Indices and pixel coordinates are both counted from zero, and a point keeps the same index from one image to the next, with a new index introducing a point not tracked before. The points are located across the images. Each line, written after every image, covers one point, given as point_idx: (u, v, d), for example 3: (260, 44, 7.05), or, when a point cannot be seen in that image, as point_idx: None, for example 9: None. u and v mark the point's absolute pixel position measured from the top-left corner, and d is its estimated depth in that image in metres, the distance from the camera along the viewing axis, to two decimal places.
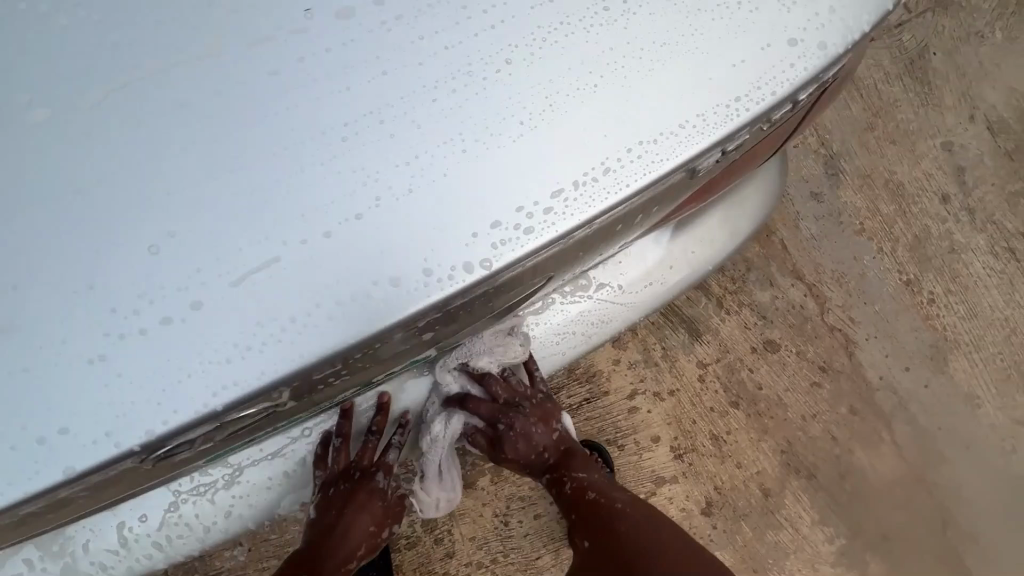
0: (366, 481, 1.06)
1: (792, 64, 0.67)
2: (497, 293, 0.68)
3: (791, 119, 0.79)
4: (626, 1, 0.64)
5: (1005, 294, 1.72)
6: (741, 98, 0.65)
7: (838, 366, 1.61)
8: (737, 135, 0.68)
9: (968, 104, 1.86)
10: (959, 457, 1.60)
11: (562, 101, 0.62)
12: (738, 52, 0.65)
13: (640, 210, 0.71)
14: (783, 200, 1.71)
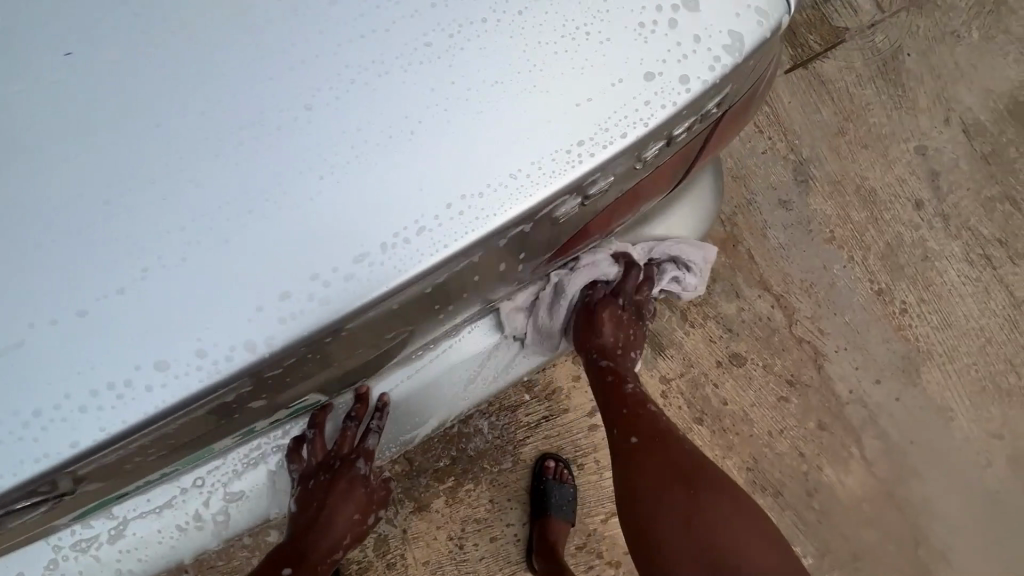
0: (347, 471, 1.03)
1: (641, 103, 0.59)
2: (319, 357, 0.64)
3: (671, 156, 0.70)
4: (451, 39, 0.58)
5: (980, 303, 1.68)
6: (572, 146, 0.58)
7: (806, 379, 1.57)
8: (598, 176, 0.61)
9: (943, 107, 1.81)
10: (931, 472, 1.56)
11: (368, 154, 0.56)
12: (573, 93, 0.57)
13: (500, 255, 0.65)
14: (750, 209, 1.67)
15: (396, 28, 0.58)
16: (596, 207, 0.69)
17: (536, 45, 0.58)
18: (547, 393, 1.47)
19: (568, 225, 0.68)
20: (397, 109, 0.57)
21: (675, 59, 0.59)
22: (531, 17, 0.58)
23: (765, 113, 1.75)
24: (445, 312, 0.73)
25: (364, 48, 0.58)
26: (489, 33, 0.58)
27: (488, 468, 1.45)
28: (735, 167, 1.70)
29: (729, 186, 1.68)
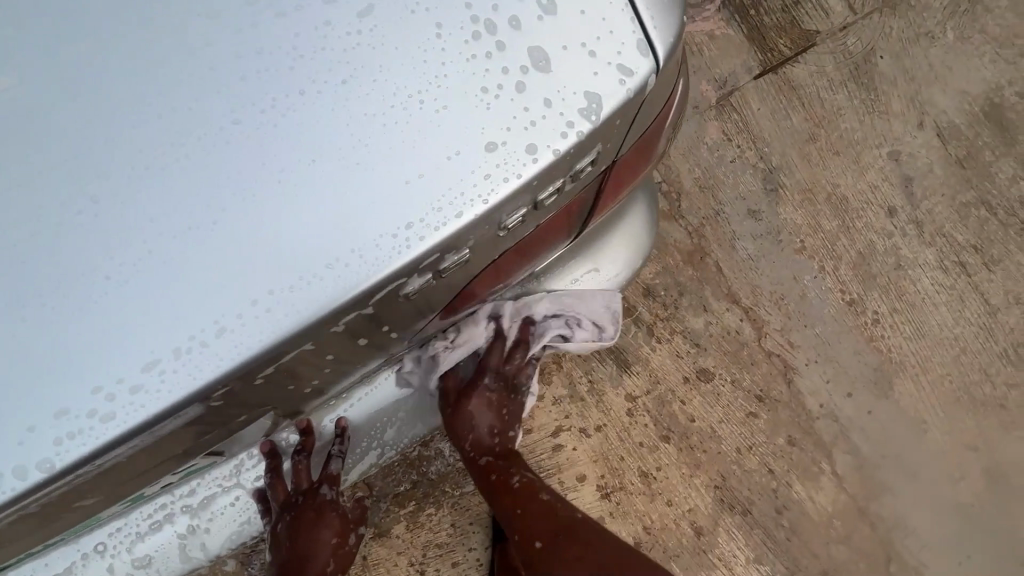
0: (314, 498, 1.04)
1: (485, 178, 0.50)
2: (150, 452, 0.59)
3: (551, 218, 0.62)
4: (267, 107, 0.49)
5: (954, 311, 1.64)
6: (401, 230, 0.50)
7: (775, 395, 1.54)
8: (448, 250, 0.53)
9: (917, 110, 1.76)
10: (903, 486, 1.53)
11: (171, 246, 0.49)
12: (405, 168, 0.49)
13: (353, 332, 0.58)
14: (719, 219, 1.62)
15: (206, 90, 0.50)
16: (470, 273, 0.61)
17: (363, 107, 0.49)
18: None
19: (435, 295, 0.60)
20: (208, 186, 0.49)
21: (531, 117, 0.50)
22: (358, 71, 0.49)
23: (733, 120, 1.69)
24: (318, 381, 0.66)
25: (171, 115, 0.50)
26: (309, 93, 0.49)
27: (450, 491, 1.41)
28: (702, 177, 1.64)
29: (696, 197, 1.63)
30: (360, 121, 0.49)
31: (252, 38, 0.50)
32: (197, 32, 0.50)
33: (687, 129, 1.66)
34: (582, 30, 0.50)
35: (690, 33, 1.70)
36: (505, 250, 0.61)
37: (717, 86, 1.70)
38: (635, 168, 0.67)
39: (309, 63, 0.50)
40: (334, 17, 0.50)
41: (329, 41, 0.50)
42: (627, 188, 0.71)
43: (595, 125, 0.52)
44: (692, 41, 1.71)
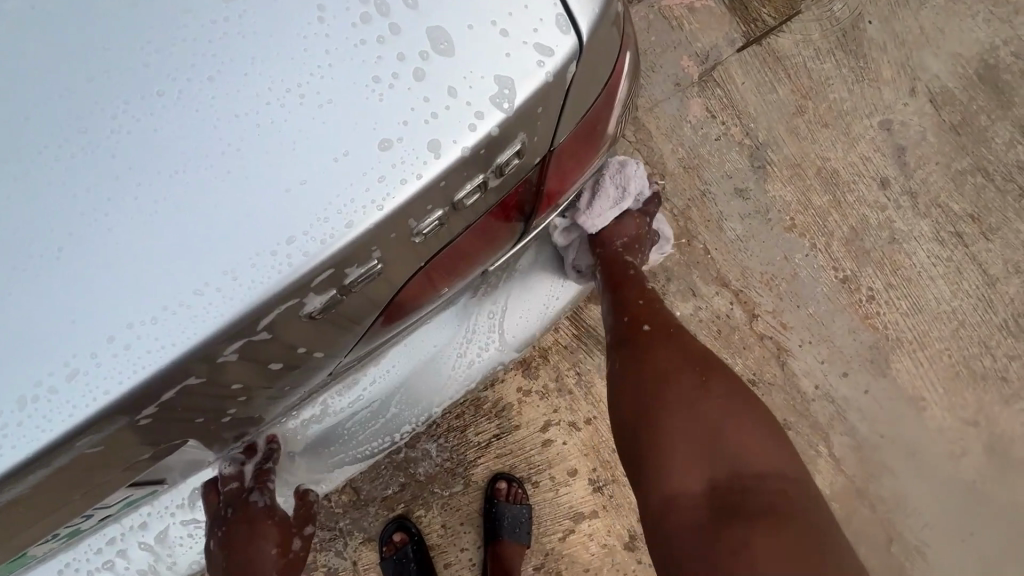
0: (247, 511, 0.98)
1: (383, 177, 0.46)
2: (42, 501, 0.52)
3: (479, 218, 0.57)
4: (124, 109, 0.44)
5: (951, 285, 1.59)
6: (294, 240, 0.45)
7: (769, 378, 1.50)
8: (348, 263, 0.48)
9: (908, 76, 1.69)
10: (904, 465, 1.50)
11: (22, 269, 0.44)
12: (293, 170, 0.45)
13: (261, 357, 0.53)
14: (705, 199, 1.57)
15: (48, 96, 0.44)
16: (391, 285, 0.57)
17: (236, 108, 0.45)
18: (497, 411, 1.42)
19: (352, 311, 0.55)
20: (57, 205, 0.44)
21: (432, 109, 0.46)
22: (229, 68, 0.45)
23: (717, 97, 1.62)
24: (239, 409, 0.62)
25: (11, 123, 0.44)
26: (169, 94, 0.44)
27: (438, 492, 1.40)
28: (687, 157, 1.58)
29: (681, 178, 1.57)
30: (232, 124, 0.45)
31: (100, 34, 0.45)
32: (34, 29, 0.45)
33: (669, 108, 1.60)
34: (485, 10, 0.46)
35: (669, 6, 1.62)
36: (428, 259, 0.57)
37: (700, 60, 1.62)
38: (579, 155, 0.63)
39: (171, 62, 0.45)
40: (196, 5, 0.45)
41: (193, 35, 0.45)
42: (574, 181, 0.68)
43: (509, 114, 0.48)
44: (672, 14, 1.62)
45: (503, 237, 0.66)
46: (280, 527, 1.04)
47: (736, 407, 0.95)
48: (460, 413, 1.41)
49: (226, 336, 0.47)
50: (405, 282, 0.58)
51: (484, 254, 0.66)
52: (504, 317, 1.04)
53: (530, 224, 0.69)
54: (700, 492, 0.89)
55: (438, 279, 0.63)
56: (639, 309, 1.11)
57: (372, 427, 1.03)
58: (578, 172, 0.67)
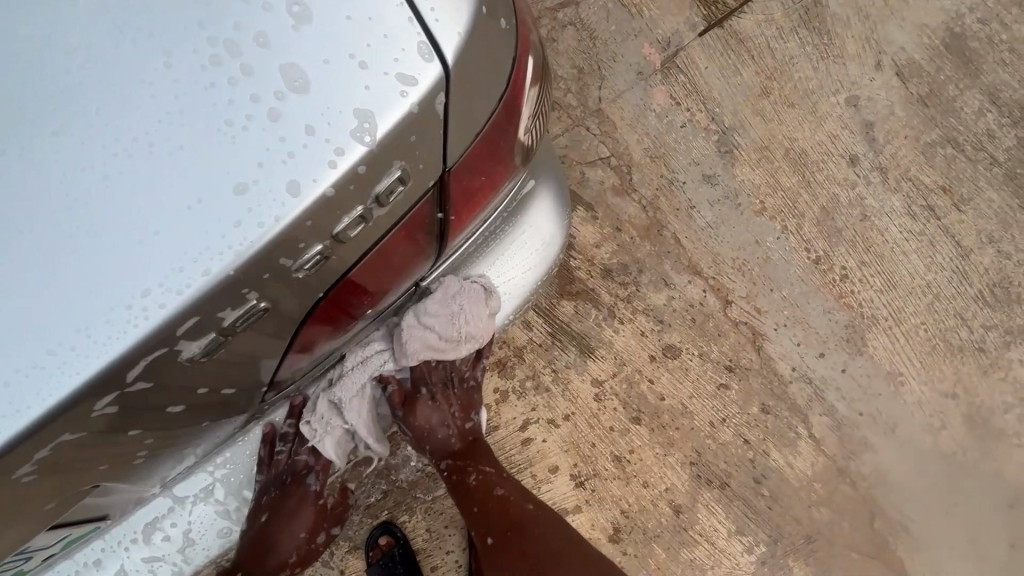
0: (298, 487, 1.09)
1: (254, 214, 0.49)
2: None
3: (378, 243, 0.61)
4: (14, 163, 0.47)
5: (925, 258, 1.59)
6: (172, 278, 0.49)
7: (746, 363, 1.50)
8: (225, 302, 0.52)
9: (873, 50, 1.67)
10: (884, 441, 1.51)
11: None
12: (168, 211, 0.48)
13: (155, 395, 0.57)
14: (673, 187, 1.56)
15: None
16: (288, 316, 0.60)
17: (98, 161, 0.47)
18: None
19: (260, 333, 0.59)
20: None
21: (296, 145, 0.49)
22: (89, 123, 0.48)
23: (680, 83, 1.60)
24: (155, 439, 0.65)
25: None
26: (50, 144, 0.48)
27: (421, 497, 1.41)
28: (653, 146, 1.57)
29: (648, 168, 1.56)
30: (107, 168, 0.48)
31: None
32: None
33: (633, 98, 1.58)
34: (340, 46, 0.50)
35: None
36: (333, 285, 0.61)
37: (661, 47, 1.60)
38: (480, 170, 0.66)
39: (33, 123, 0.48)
40: (73, 59, 0.48)
41: (54, 92, 0.48)
42: (481, 197, 0.72)
43: (373, 144, 0.51)
44: (630, 2, 1.60)
45: (413, 258, 0.69)
46: (315, 517, 1.13)
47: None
48: None
49: (118, 370, 0.50)
50: (311, 307, 0.61)
51: (395, 276, 0.70)
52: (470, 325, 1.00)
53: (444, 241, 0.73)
54: None
55: (349, 304, 0.67)
56: (481, 517, 1.18)
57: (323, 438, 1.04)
58: (487, 186, 0.71)
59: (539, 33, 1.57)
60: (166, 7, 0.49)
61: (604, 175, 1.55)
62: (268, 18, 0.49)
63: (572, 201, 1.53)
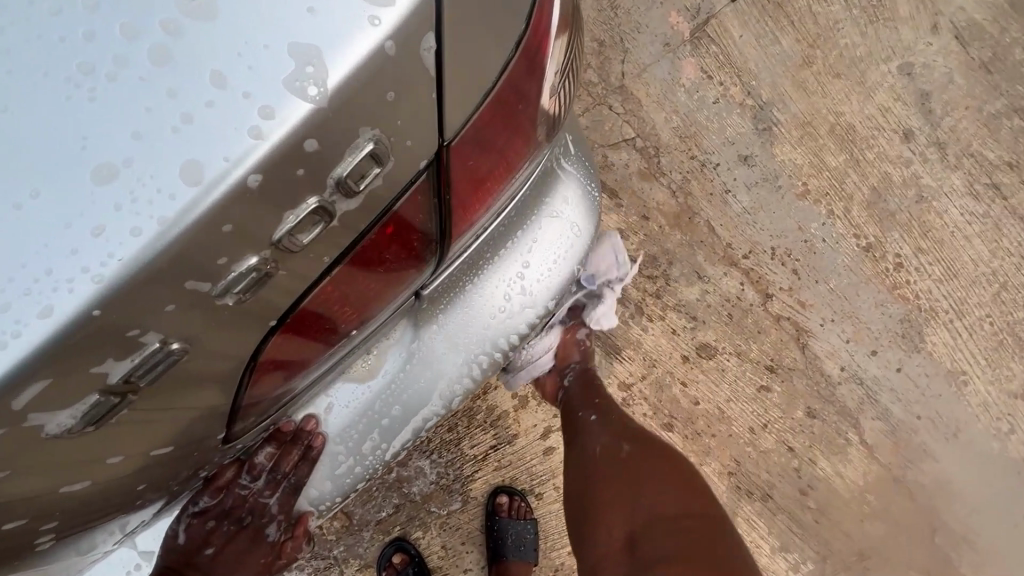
0: (254, 528, 0.92)
1: (143, 207, 0.37)
2: None
3: (349, 244, 0.48)
4: None
5: (990, 244, 1.43)
6: (30, 296, 0.37)
7: (788, 363, 1.36)
8: (120, 323, 0.40)
9: (929, 11, 1.50)
10: (947, 447, 1.36)
11: None
12: (32, 206, 0.37)
13: (47, 465, 0.47)
14: (706, 170, 1.41)
15: None
16: (229, 353, 0.49)
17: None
18: (492, 421, 1.31)
19: (211, 348, 0.47)
20: None
21: (198, 112, 0.37)
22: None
23: (712, 54, 1.45)
24: (61, 519, 0.55)
25: None
26: None
27: (436, 512, 1.31)
28: (682, 125, 1.42)
29: (677, 150, 1.42)
30: None
31: None
32: None
33: (659, 72, 1.43)
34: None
35: None
36: (300, 298, 0.50)
37: (690, 14, 1.45)
38: (488, 149, 0.54)
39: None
40: None
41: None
42: (491, 182, 0.59)
43: (324, 98, 0.38)
44: None
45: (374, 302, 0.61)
46: (256, 566, 0.95)
47: (645, 470, 1.00)
48: (451, 426, 1.30)
49: None
50: (272, 325, 0.50)
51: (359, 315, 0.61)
52: (505, 327, 0.86)
53: (446, 240, 0.60)
54: (622, 544, 0.94)
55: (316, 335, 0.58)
56: (584, 394, 1.18)
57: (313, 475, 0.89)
58: (498, 167, 0.58)
59: None
60: None
61: (629, 158, 1.41)
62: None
63: None
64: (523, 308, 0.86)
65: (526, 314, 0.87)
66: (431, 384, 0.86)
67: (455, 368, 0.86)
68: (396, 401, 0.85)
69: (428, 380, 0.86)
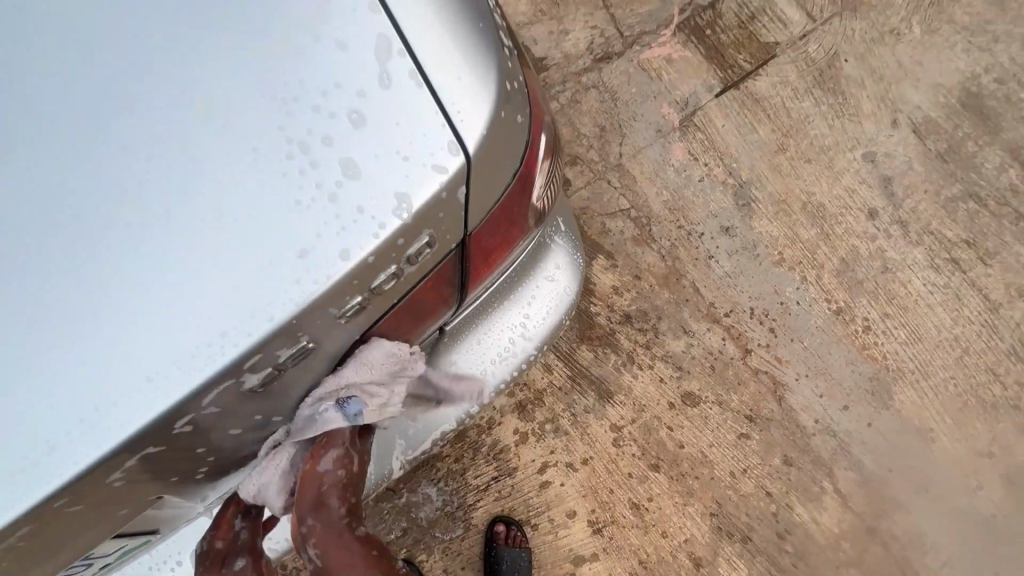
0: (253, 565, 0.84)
1: (325, 254, 0.55)
2: (72, 531, 0.59)
3: (407, 291, 0.66)
4: (126, 182, 0.53)
5: (952, 311, 1.58)
6: (251, 312, 0.53)
7: (766, 414, 1.50)
8: (246, 372, 0.57)
9: (890, 108, 1.72)
10: (919, 501, 1.45)
11: (42, 324, 0.52)
12: (258, 249, 0.53)
13: (209, 436, 0.62)
14: (691, 238, 1.61)
15: (67, 161, 0.54)
16: (309, 376, 0.65)
17: (121, 245, 0.53)
18: (494, 454, 1.46)
19: (324, 356, 0.63)
20: (63, 262, 0.53)
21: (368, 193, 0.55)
22: (112, 211, 0.53)
23: (698, 140, 1.68)
24: (200, 478, 0.69)
25: (42, 189, 0.54)
26: (159, 168, 0.53)
27: (440, 536, 1.45)
28: (672, 199, 1.64)
29: (666, 220, 1.62)
30: (202, 197, 0.53)
31: (111, 113, 0.54)
32: (64, 108, 0.55)
33: (652, 153, 1.67)
34: (381, 121, 0.55)
35: (647, 60, 1.72)
36: (365, 332, 0.67)
37: (679, 107, 1.70)
38: (498, 231, 0.74)
39: (62, 208, 0.53)
40: (189, 91, 0.54)
41: (79, 184, 0.53)
42: (500, 253, 0.79)
43: (407, 217, 0.56)
44: (651, 66, 1.72)
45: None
46: None
47: None
48: (458, 456, 1.46)
49: (192, 396, 0.54)
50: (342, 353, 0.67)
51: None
52: (504, 365, 1.05)
53: (463, 294, 0.79)
54: None
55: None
56: None
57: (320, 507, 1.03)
58: (502, 244, 0.78)
59: (564, 95, 1.69)
60: (269, 53, 0.54)
61: (624, 226, 1.61)
62: (286, 118, 0.54)
63: (594, 249, 1.60)
64: (519, 350, 1.05)
65: (521, 358, 1.07)
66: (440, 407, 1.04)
67: (463, 396, 1.05)
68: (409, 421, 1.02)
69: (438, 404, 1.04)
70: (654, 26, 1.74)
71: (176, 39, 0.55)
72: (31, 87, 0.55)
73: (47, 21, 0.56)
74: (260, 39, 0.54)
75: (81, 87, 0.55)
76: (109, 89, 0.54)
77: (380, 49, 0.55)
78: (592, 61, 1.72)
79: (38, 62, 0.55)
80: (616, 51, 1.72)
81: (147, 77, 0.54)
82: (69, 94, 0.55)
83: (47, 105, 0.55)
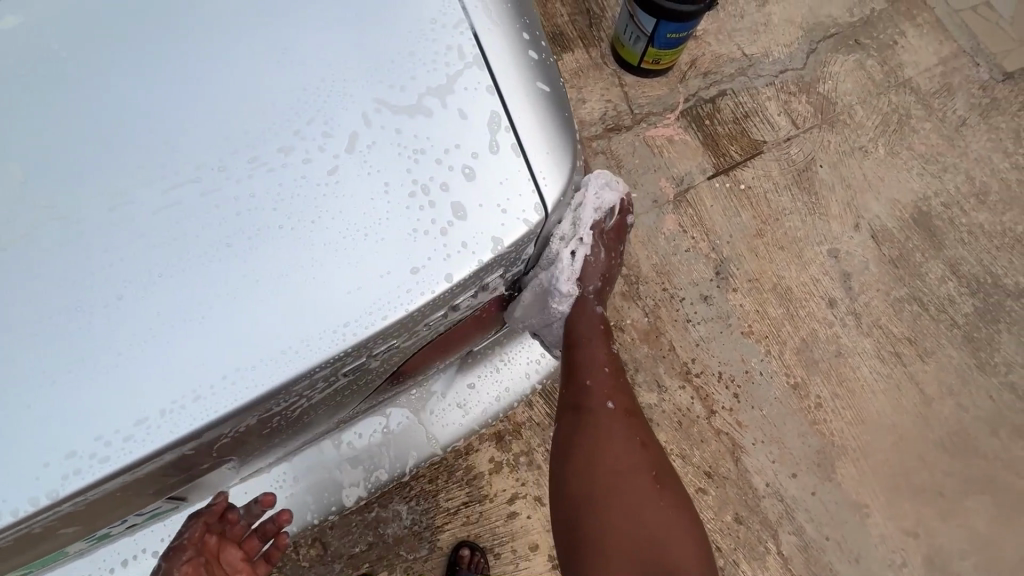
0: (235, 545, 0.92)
1: (438, 264, 0.60)
2: (138, 494, 0.60)
3: (471, 309, 0.72)
4: (266, 169, 0.57)
5: (891, 400, 1.76)
6: (366, 306, 0.58)
7: (723, 472, 1.63)
8: (330, 372, 0.60)
9: (854, 214, 1.95)
10: (847, 569, 1.61)
11: (165, 288, 0.55)
12: (381, 249, 0.58)
13: (282, 419, 0.65)
14: (673, 301, 1.76)
15: (205, 143, 0.58)
16: (363, 380, 0.70)
17: (237, 239, 0.56)
18: (468, 479, 1.52)
19: (395, 354, 0.68)
20: (192, 234, 0.56)
21: (482, 218, 0.61)
22: (231, 207, 0.57)
23: (688, 214, 1.87)
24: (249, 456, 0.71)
25: (177, 165, 0.57)
26: (296, 163, 0.58)
27: (404, 555, 1.48)
28: (659, 263, 1.80)
29: (653, 282, 1.77)
30: (337, 195, 0.58)
31: (256, 105, 0.59)
32: (209, 94, 0.59)
33: (647, 220, 1.84)
34: (503, 158, 0.62)
35: (652, 136, 1.92)
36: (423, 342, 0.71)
37: (675, 182, 1.89)
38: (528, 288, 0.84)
39: (182, 194, 0.57)
40: (333, 99, 0.60)
41: (199, 175, 0.57)
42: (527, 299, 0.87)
43: (499, 253, 0.62)
44: (654, 143, 1.92)
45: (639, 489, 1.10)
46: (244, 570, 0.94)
47: None
48: (433, 477, 1.51)
49: (295, 380, 0.57)
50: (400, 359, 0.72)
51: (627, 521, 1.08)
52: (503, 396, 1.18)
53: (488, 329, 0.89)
54: None
55: (656, 567, 1.02)
56: None
57: (306, 515, 1.11)
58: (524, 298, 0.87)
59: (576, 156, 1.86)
60: (409, 79, 0.61)
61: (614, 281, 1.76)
62: (408, 160, 0.60)
63: None
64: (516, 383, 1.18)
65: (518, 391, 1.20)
66: (439, 426, 1.15)
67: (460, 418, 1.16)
68: (416, 435, 1.13)
69: (439, 423, 1.15)
70: (660, 109, 1.95)
71: (259, 70, 0.60)
72: (175, 70, 0.59)
73: (183, 22, 0.60)
74: (390, 88, 0.61)
75: (192, 93, 0.59)
76: (241, 97, 0.59)
77: (491, 124, 0.62)
78: (603, 129, 1.91)
79: (186, 50, 0.60)
80: (625, 125, 1.92)
81: (272, 90, 0.59)
82: (214, 80, 0.59)
83: (173, 98, 0.58)
